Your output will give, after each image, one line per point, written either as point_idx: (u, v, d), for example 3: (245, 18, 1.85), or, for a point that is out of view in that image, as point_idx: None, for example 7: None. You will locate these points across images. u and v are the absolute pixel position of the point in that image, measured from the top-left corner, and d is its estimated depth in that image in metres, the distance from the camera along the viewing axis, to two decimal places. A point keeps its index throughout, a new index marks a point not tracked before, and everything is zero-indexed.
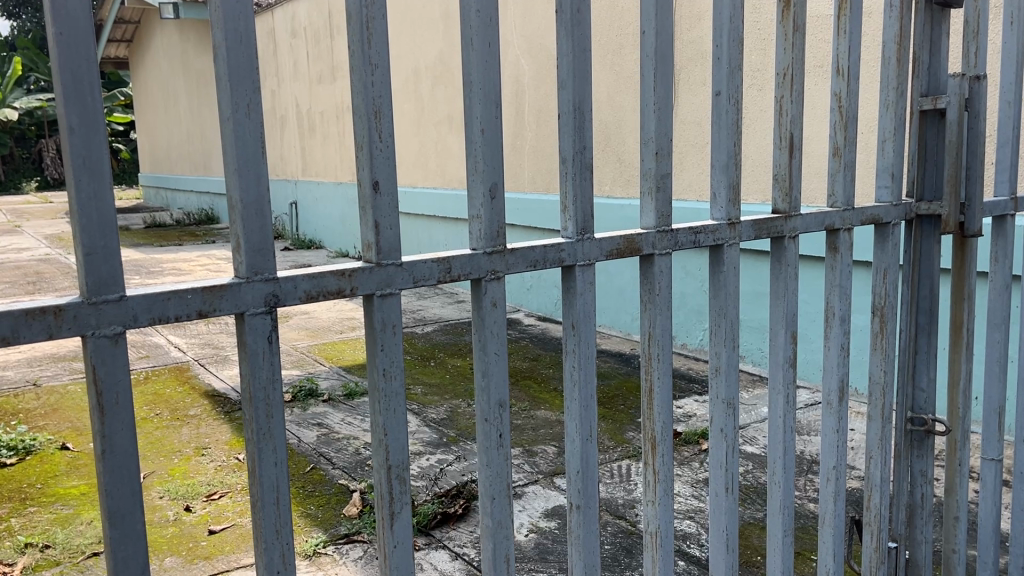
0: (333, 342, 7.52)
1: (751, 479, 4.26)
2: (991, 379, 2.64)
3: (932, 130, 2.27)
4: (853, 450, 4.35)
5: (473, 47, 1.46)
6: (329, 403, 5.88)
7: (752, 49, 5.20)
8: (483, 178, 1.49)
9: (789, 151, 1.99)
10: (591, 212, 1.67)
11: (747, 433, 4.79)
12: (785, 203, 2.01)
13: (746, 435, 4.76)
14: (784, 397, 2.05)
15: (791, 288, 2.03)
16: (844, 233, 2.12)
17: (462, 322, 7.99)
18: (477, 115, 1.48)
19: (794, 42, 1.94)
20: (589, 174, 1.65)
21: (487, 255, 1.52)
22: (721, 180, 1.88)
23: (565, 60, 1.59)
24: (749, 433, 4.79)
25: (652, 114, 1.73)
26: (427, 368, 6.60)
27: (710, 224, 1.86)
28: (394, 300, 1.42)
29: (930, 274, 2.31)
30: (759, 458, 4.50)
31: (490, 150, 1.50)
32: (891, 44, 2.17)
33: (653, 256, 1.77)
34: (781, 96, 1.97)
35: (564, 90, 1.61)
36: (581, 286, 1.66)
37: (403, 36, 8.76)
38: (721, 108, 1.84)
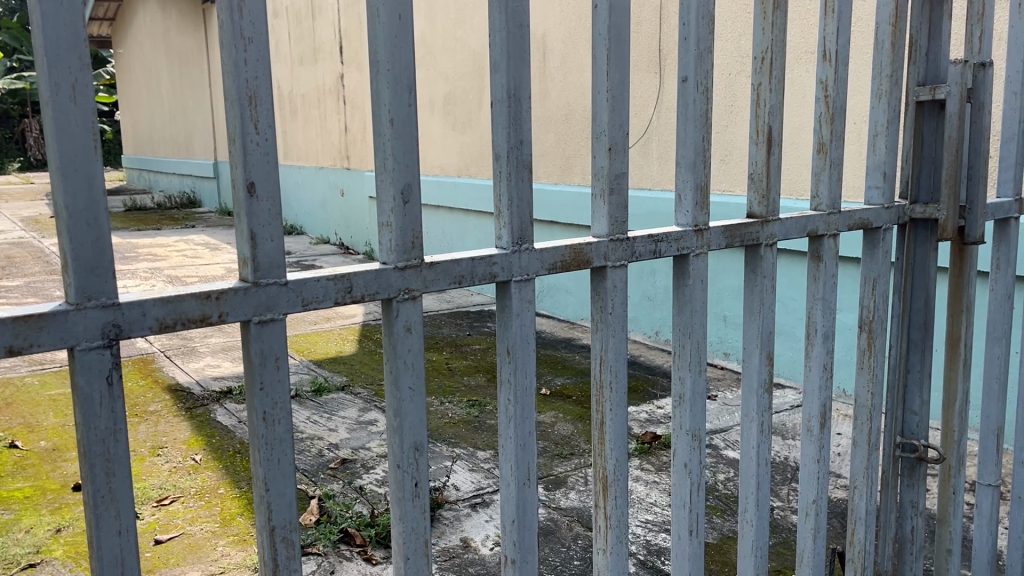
0: (306, 332, 7.26)
1: (721, 486, 4.04)
2: (990, 399, 2.41)
3: (929, 123, 2.02)
4: (840, 460, 4.13)
5: (379, 20, 1.21)
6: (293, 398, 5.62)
7: None
8: (392, 179, 1.24)
9: (767, 147, 1.73)
10: (531, 217, 1.41)
11: (716, 436, 4.59)
12: (761, 205, 1.76)
13: (718, 438, 4.55)
14: (758, 425, 1.81)
15: (768, 302, 1.78)
16: (828, 240, 1.88)
17: (440, 314, 7.75)
18: (385, 103, 1.23)
19: (774, 22, 1.69)
20: (528, 174, 1.40)
21: (398, 270, 1.27)
22: (687, 179, 1.62)
23: (497, 38, 1.34)
24: (725, 437, 4.56)
25: (605, 104, 1.48)
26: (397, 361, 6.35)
27: (673, 231, 1.61)
28: (277, 326, 1.17)
29: (925, 286, 2.07)
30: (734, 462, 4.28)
31: (403, 144, 1.25)
32: (886, 27, 1.92)
33: (605, 268, 1.52)
34: (758, 84, 1.72)
35: (496, 72, 1.35)
36: (517, 306, 1.41)
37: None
38: (687, 97, 1.59)
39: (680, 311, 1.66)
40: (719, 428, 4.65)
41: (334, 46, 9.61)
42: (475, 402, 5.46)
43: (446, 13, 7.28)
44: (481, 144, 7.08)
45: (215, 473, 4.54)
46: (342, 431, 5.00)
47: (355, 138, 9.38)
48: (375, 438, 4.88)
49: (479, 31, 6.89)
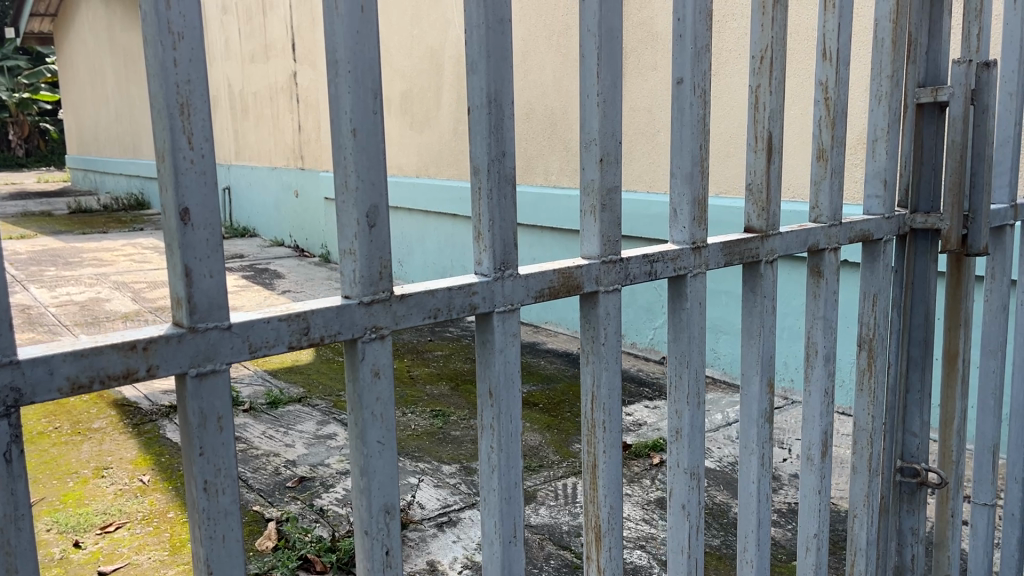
0: None
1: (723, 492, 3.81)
2: (986, 415, 2.29)
3: (929, 127, 1.89)
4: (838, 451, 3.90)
5: (337, 12, 1.02)
6: (250, 411, 5.34)
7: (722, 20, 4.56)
8: (355, 200, 1.06)
9: (768, 156, 1.57)
10: (515, 239, 1.24)
11: (724, 439, 4.36)
12: (760, 219, 1.61)
13: (718, 443, 4.32)
14: (759, 457, 1.66)
15: (769, 324, 1.63)
16: (829, 254, 1.74)
17: None
18: (346, 109, 1.04)
19: (774, 18, 1.53)
20: (511, 190, 1.22)
21: (364, 306, 1.09)
22: (683, 192, 1.46)
23: (475, 35, 1.16)
24: (728, 443, 4.31)
25: (595, 109, 1.31)
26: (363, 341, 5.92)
27: (669, 249, 1.45)
28: (219, 379, 0.98)
29: (925, 301, 1.94)
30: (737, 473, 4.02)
31: (368, 159, 1.06)
32: (886, 24, 1.78)
33: (596, 293, 1.36)
34: (757, 85, 1.57)
35: (474, 74, 1.17)
36: (500, 341, 1.23)
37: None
38: (683, 101, 1.43)
39: (677, 338, 1.50)
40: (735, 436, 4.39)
41: (286, 43, 9.31)
42: (440, 412, 5.26)
43: (403, 9, 7.03)
44: (440, 143, 6.87)
45: (164, 496, 4.28)
46: (305, 447, 4.77)
47: (309, 138, 9.10)
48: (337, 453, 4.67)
49: (438, 27, 6.66)
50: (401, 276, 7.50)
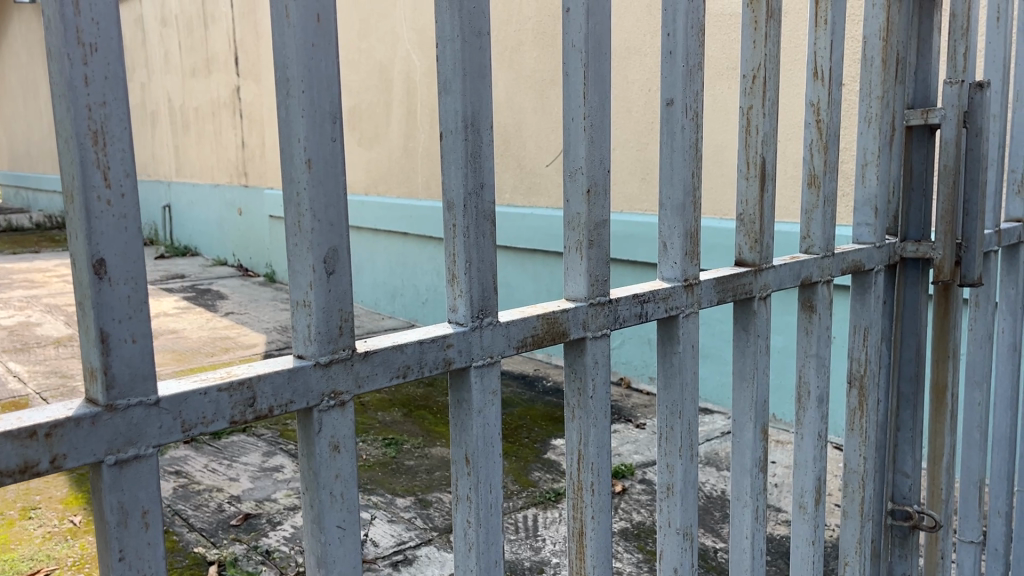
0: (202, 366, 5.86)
1: (710, 522, 3.65)
2: (971, 448, 2.19)
3: (917, 151, 1.80)
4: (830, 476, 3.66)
5: (288, 22, 0.86)
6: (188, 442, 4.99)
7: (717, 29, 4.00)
8: (311, 245, 0.89)
9: (761, 184, 1.45)
10: (494, 284, 1.08)
11: (702, 467, 4.18)
12: (753, 252, 1.47)
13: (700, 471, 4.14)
14: (753, 511, 1.52)
15: (763, 366, 1.50)
16: (822, 287, 1.62)
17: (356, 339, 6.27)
18: (300, 136, 0.88)
19: (767, 35, 1.41)
20: (489, 227, 1.07)
21: (323, 368, 0.92)
22: (674, 224, 1.32)
23: (448, 50, 1.01)
24: (706, 471, 4.14)
25: (582, 135, 1.16)
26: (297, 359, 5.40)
27: (659, 288, 1.31)
28: (145, 466, 0.80)
29: (916, 333, 1.84)
30: (722, 502, 3.84)
31: (326, 195, 0.90)
32: (875, 42, 1.68)
33: (584, 340, 1.21)
34: (748, 107, 1.45)
35: (449, 96, 1.02)
36: (479, 402, 1.07)
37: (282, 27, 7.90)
38: (674, 124, 1.30)
39: (667, 385, 1.36)
40: (708, 460, 4.23)
41: (229, 57, 9.01)
42: (392, 441, 5.03)
43: (351, 23, 6.82)
44: (391, 160, 6.65)
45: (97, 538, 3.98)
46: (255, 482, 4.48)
47: (253, 155, 8.79)
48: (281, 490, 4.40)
49: (387, 42, 6.46)
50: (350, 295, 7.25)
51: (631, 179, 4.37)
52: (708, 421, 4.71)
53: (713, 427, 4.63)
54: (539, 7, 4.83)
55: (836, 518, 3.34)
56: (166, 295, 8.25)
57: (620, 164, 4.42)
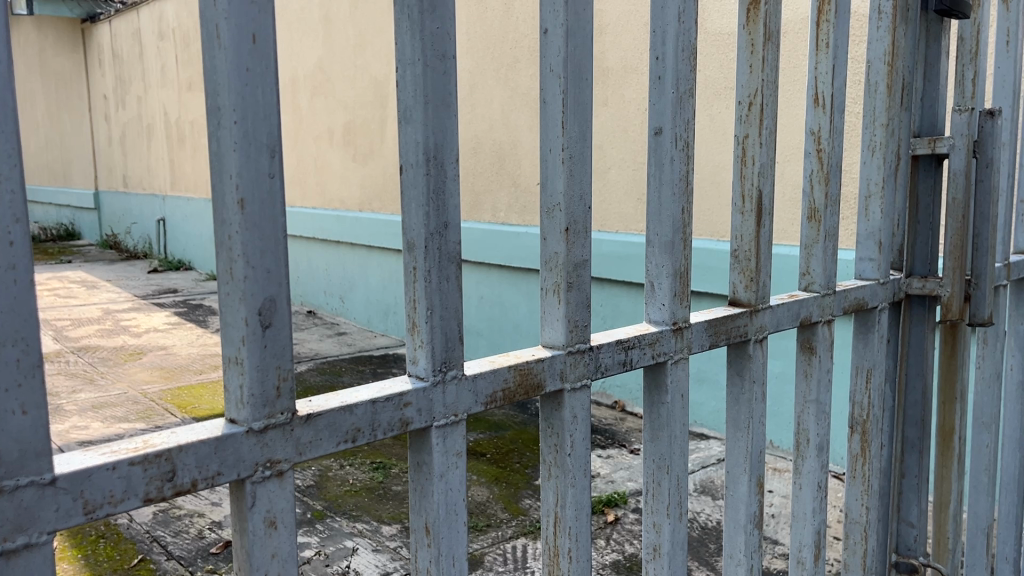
0: (191, 385, 5.62)
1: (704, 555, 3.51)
2: (978, 494, 2.08)
3: (924, 182, 1.69)
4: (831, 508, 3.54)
5: (219, 42, 0.76)
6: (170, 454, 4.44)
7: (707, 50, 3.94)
8: (243, 297, 0.79)
9: (757, 219, 1.34)
10: (459, 334, 0.97)
11: (697, 496, 4.05)
12: (748, 292, 1.37)
13: (694, 500, 4.00)
14: (747, 570, 1.41)
15: (758, 414, 1.39)
16: (822, 327, 1.51)
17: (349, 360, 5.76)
18: (233, 172, 0.77)
19: (764, 58, 1.31)
20: (454, 270, 0.96)
21: (257, 436, 0.81)
22: (662, 264, 1.22)
23: (409, 74, 0.91)
24: (700, 500, 4.01)
25: (560, 168, 1.06)
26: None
27: (645, 333, 1.20)
28: (38, 556, 0.69)
29: (922, 374, 1.73)
30: (716, 535, 3.70)
31: (261, 240, 0.79)
32: (880, 67, 1.58)
33: (561, 392, 1.09)
34: (744, 135, 1.34)
35: (409, 125, 0.91)
36: (440, 465, 0.96)
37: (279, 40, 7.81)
38: (663, 155, 1.19)
39: (655, 437, 1.25)
40: (703, 489, 4.10)
41: None
42: (380, 465, 4.90)
43: (346, 38, 6.47)
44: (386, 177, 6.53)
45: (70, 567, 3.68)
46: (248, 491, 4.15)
47: None
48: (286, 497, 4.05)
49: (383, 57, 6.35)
50: (342, 313, 6.90)
51: (627, 200, 4.27)
52: (704, 447, 4.59)
53: (709, 453, 4.50)
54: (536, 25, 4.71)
55: (836, 553, 3.21)
56: (157, 310, 8.12)
57: (616, 183, 4.32)
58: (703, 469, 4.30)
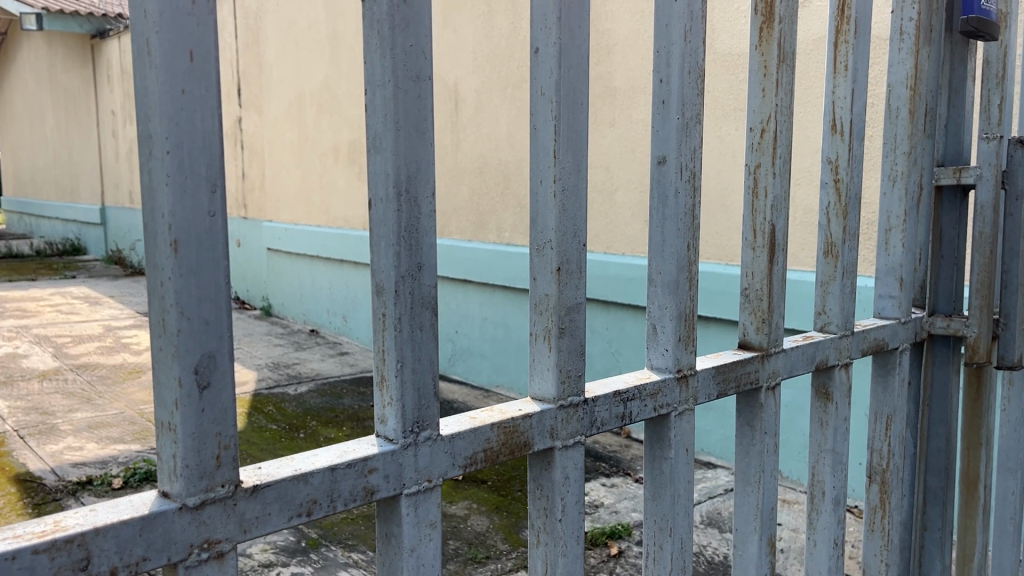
0: None
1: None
2: (1003, 543, 1.94)
3: (948, 215, 1.58)
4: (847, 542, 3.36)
5: (149, 60, 0.65)
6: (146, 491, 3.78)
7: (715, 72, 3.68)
8: (177, 353, 0.68)
9: (770, 255, 1.23)
10: (434, 389, 0.86)
11: (703, 528, 3.88)
12: (760, 334, 1.25)
13: (700, 533, 3.84)
14: None
15: (771, 466, 1.27)
16: (839, 371, 1.40)
17: (351, 381, 5.63)
18: (164, 207, 0.67)
19: (779, 80, 1.20)
20: (430, 317, 0.85)
21: (191, 512, 0.70)
22: (667, 305, 1.11)
23: (378, 97, 0.80)
24: (705, 532, 3.84)
25: (552, 202, 0.95)
26: (274, 401, 5.10)
27: (647, 382, 1.09)
28: None
29: (946, 420, 1.61)
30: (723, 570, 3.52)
31: (199, 287, 0.69)
32: (902, 92, 1.47)
33: (552, 450, 0.98)
34: (755, 165, 1.24)
35: (378, 153, 0.81)
36: (410, 538, 0.85)
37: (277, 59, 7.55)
38: (666, 186, 1.09)
39: (657, 495, 1.13)
40: (709, 521, 3.93)
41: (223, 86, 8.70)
42: None
43: (353, 57, 6.31)
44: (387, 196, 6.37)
45: None
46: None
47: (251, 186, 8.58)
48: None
49: None
50: (345, 332, 6.77)
51: (633, 222, 4.15)
52: (711, 477, 4.44)
53: (716, 483, 4.35)
54: None
55: None
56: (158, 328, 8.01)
57: (623, 205, 4.21)
58: (710, 500, 4.14)
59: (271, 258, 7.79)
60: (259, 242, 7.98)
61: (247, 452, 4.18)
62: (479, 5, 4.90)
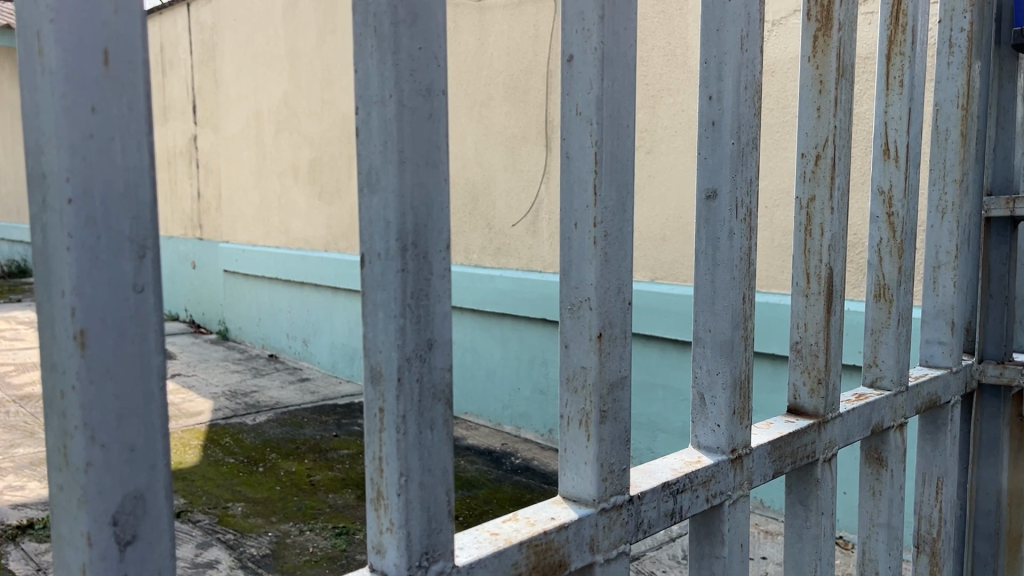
0: None
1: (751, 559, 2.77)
2: None
3: (997, 248, 1.41)
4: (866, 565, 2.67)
5: (42, 65, 0.44)
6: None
7: (680, 91, 3.27)
8: (89, 496, 0.46)
9: (827, 304, 1.04)
10: (449, 505, 0.65)
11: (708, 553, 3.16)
12: (816, 399, 1.05)
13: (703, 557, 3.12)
14: None
15: (829, 553, 1.07)
16: (894, 433, 1.21)
17: (313, 410, 5.32)
18: (66, 283, 0.45)
19: (837, 95, 1.01)
20: (443, 409, 0.64)
21: None
22: (720, 371, 0.90)
23: (375, 120, 0.59)
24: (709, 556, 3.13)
25: (593, 251, 0.75)
26: (231, 432, 4.79)
27: (700, 469, 0.88)
28: None
29: (997, 479, 1.43)
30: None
31: (121, 396, 0.47)
32: (952, 111, 1.30)
33: (589, 566, 0.77)
34: (809, 197, 1.05)
35: (378, 198, 0.60)
36: None
37: (226, 78, 7.20)
38: (720, 227, 0.89)
39: None
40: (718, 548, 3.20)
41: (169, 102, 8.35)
42: None
43: (313, 73, 6.05)
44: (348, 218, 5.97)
45: None
46: (193, 536, 3.28)
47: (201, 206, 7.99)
48: (252, 547, 3.20)
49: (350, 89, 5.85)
50: (305, 357, 6.46)
51: None
52: None
53: None
54: (509, 60, 4.33)
55: None
56: None
57: None
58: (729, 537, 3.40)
59: (228, 280, 7.46)
60: (215, 264, 7.64)
61: (203, 488, 3.88)
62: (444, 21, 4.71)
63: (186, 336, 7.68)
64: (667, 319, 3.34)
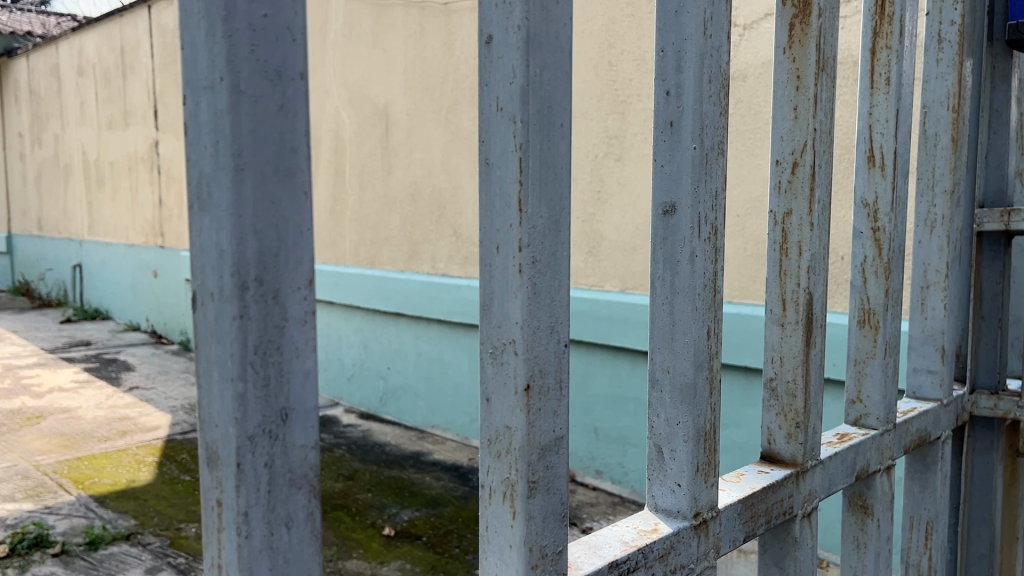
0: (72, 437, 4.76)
1: None
2: None
3: (989, 266, 1.28)
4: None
5: None
6: (42, 559, 3.07)
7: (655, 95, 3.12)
8: None
9: (807, 335, 0.90)
10: None
11: None
12: (794, 444, 0.91)
13: None
14: None
15: None
16: (880, 478, 1.06)
17: None
18: None
19: (816, 88, 0.87)
20: (305, 499, 0.48)
21: None
22: (681, 421, 0.75)
23: (205, 112, 0.44)
24: None
25: (519, 283, 0.59)
26: (188, 448, 4.58)
27: (658, 540, 0.73)
28: None
29: (989, 520, 1.30)
30: None
31: None
32: (941, 113, 1.16)
33: None
34: (784, 210, 0.90)
35: (207, 219, 0.44)
36: None
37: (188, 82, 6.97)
38: (680, 247, 0.74)
39: None
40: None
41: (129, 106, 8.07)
42: None
43: None
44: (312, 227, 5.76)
45: None
46: (142, 561, 3.07)
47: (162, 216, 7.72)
48: None
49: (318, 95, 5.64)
50: None
51: None
52: None
53: None
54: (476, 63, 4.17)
55: None
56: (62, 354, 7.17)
57: None
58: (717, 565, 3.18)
59: None
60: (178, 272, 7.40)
61: (155, 508, 3.67)
62: (410, 23, 4.55)
63: (146, 347, 7.42)
64: (637, 330, 3.20)
